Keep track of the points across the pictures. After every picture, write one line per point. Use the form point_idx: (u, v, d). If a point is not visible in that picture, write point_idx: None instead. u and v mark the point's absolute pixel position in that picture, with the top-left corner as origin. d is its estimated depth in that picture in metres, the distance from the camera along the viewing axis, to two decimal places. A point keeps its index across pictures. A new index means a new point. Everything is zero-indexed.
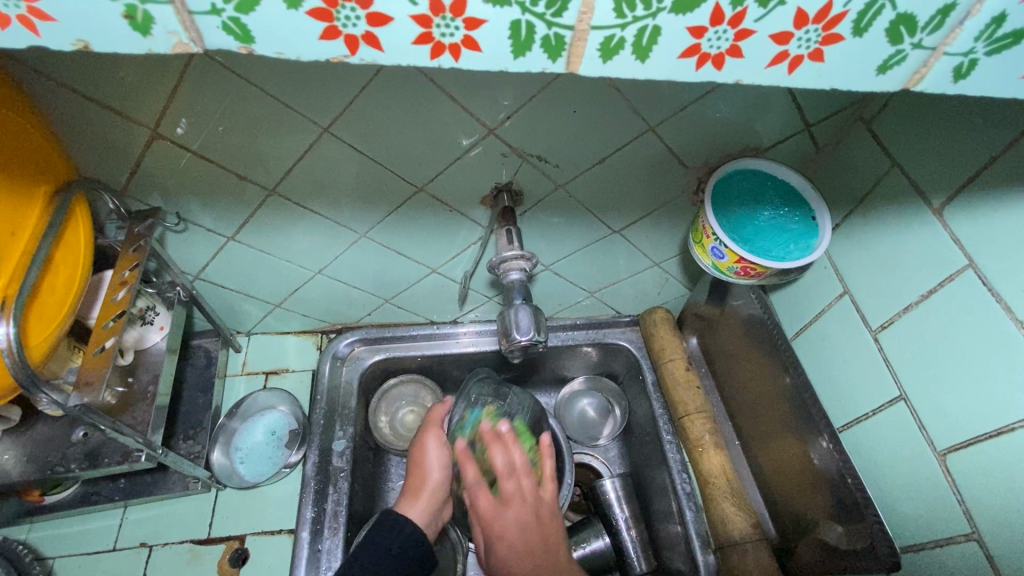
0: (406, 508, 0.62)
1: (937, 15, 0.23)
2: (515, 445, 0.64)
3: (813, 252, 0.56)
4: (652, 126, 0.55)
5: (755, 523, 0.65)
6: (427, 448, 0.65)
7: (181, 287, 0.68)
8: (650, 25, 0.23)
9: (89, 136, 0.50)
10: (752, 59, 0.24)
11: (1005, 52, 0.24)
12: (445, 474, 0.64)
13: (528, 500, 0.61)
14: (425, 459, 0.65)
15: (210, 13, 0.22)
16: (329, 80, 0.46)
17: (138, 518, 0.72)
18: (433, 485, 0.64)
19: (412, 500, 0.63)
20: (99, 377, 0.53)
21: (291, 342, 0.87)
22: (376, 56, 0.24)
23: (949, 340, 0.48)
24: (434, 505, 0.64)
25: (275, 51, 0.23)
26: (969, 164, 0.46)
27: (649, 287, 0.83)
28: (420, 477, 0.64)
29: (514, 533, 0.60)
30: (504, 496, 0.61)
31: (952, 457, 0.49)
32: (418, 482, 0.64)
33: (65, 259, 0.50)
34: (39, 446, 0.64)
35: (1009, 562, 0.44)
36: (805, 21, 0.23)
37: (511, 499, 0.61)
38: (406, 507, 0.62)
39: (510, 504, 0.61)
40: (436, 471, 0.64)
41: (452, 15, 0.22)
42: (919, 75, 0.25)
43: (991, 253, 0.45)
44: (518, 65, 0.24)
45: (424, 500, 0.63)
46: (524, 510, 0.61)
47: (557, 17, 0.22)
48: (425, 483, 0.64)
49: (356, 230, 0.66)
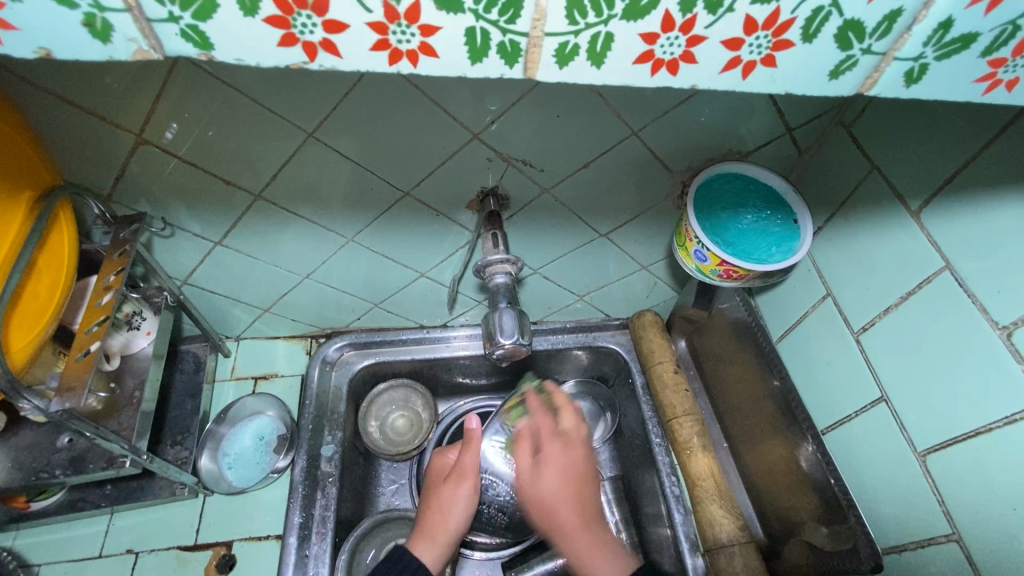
0: (421, 549, 0.61)
1: (884, 21, 0.23)
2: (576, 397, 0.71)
3: (794, 255, 0.57)
4: (635, 130, 0.55)
5: (743, 526, 0.65)
6: (459, 494, 0.65)
7: (168, 292, 0.68)
8: (603, 32, 0.23)
9: (73, 143, 0.50)
10: (706, 65, 0.25)
11: (955, 56, 0.24)
12: (462, 525, 0.64)
13: (579, 435, 0.67)
14: (452, 503, 0.64)
15: (169, 21, 0.22)
16: (312, 86, 0.46)
17: (125, 524, 0.71)
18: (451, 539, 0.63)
19: (430, 545, 0.61)
20: (81, 382, 0.53)
21: (281, 347, 0.87)
22: (335, 62, 0.24)
23: (927, 341, 0.49)
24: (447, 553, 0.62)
25: (235, 57, 0.24)
26: (945, 167, 0.46)
27: (638, 291, 0.83)
28: (440, 520, 0.63)
29: (562, 461, 0.64)
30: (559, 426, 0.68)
31: (933, 457, 0.49)
32: (434, 523, 0.63)
33: (48, 263, 0.50)
34: (24, 452, 0.63)
35: (987, 561, 0.45)
36: (754, 27, 0.23)
37: (569, 436, 0.67)
38: (420, 548, 0.61)
39: (568, 438, 0.66)
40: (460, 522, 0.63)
41: (408, 22, 0.23)
42: (872, 79, 0.26)
43: (968, 255, 0.45)
44: (477, 71, 0.25)
45: (442, 545, 0.62)
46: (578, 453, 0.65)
47: (511, 24, 0.23)
48: (443, 528, 0.63)
49: (343, 234, 0.67)
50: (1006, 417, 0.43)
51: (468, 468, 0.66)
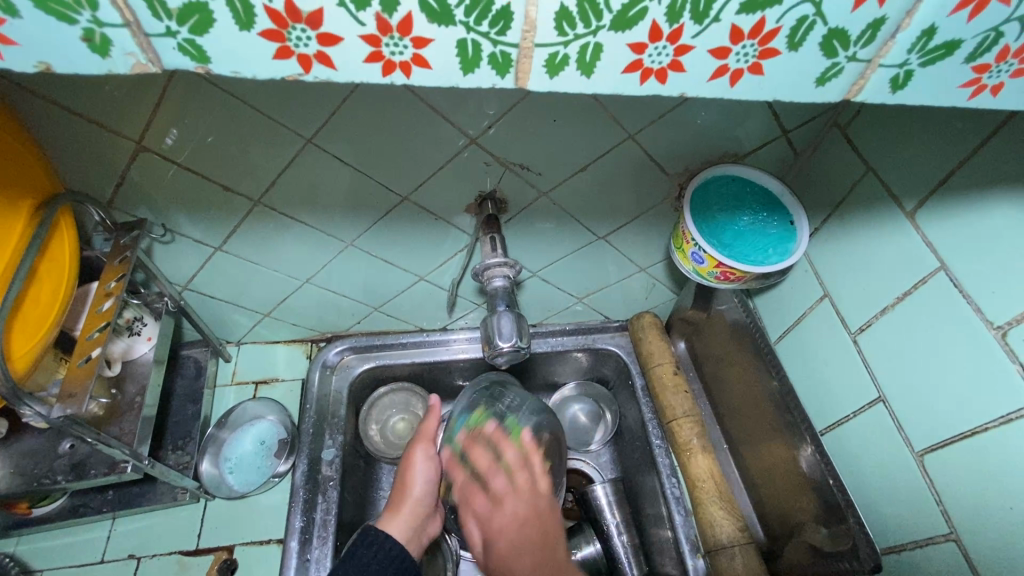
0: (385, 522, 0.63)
1: (868, 29, 0.23)
2: (507, 440, 0.67)
3: (791, 256, 0.57)
4: (632, 134, 0.55)
5: (743, 527, 0.65)
6: (414, 459, 0.67)
7: (168, 299, 0.68)
8: (592, 42, 0.24)
9: (73, 151, 0.51)
10: (694, 73, 0.25)
11: (940, 62, 0.25)
12: (426, 491, 0.66)
13: (523, 497, 0.61)
14: (409, 469, 0.67)
15: (167, 36, 0.22)
16: (308, 93, 0.47)
17: (126, 529, 0.71)
18: (412, 504, 0.64)
19: (391, 515, 0.64)
20: (82, 389, 0.53)
21: (281, 351, 0.88)
22: (329, 74, 0.24)
23: (924, 341, 0.49)
24: (413, 524, 0.64)
25: (231, 70, 0.24)
26: (938, 169, 0.46)
27: (637, 293, 0.84)
28: (401, 491, 0.66)
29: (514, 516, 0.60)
30: (495, 496, 0.63)
31: (930, 457, 0.49)
32: (397, 497, 0.65)
33: (49, 271, 0.51)
34: (25, 458, 0.64)
35: (984, 560, 0.45)
36: (741, 36, 0.24)
37: (503, 501, 0.61)
38: (385, 522, 0.63)
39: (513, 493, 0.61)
40: (419, 487, 0.65)
41: (399, 35, 0.23)
42: (858, 86, 0.26)
43: (963, 256, 0.45)
44: (469, 81, 0.25)
45: (403, 513, 0.64)
46: (519, 522, 0.59)
47: (501, 36, 0.23)
48: (405, 498, 0.65)
49: (343, 239, 0.67)
50: (1001, 417, 0.43)
51: (425, 434, 0.68)
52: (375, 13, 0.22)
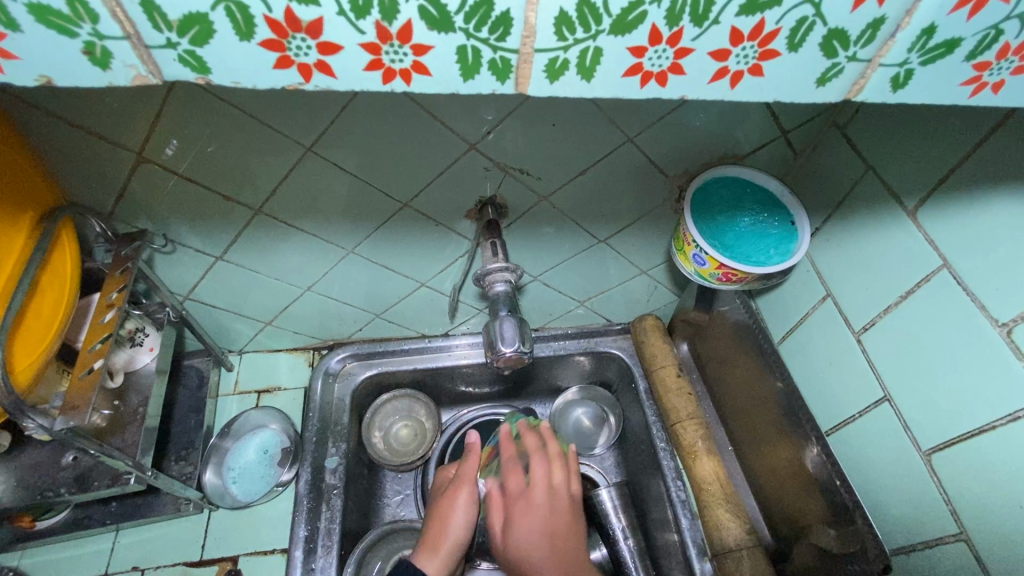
0: (425, 564, 0.60)
1: (868, 28, 0.24)
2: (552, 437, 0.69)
3: (793, 256, 0.57)
4: (630, 137, 0.55)
5: (750, 529, 0.65)
6: (457, 502, 0.64)
7: (170, 308, 0.68)
8: (591, 47, 0.24)
9: (74, 164, 0.51)
10: (693, 75, 0.25)
11: (940, 60, 0.25)
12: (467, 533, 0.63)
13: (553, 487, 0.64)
14: (451, 510, 0.64)
15: (167, 47, 0.22)
16: (309, 103, 0.47)
17: (130, 541, 0.71)
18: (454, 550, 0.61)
19: (434, 560, 0.60)
20: (84, 401, 0.53)
21: (283, 359, 0.88)
22: (331, 82, 0.24)
23: (928, 341, 0.49)
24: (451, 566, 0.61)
25: (232, 80, 0.24)
26: (939, 167, 0.46)
27: (639, 295, 0.83)
28: (440, 532, 0.62)
29: (539, 505, 0.62)
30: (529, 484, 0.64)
31: (938, 456, 0.49)
32: (436, 536, 0.62)
33: (52, 282, 0.51)
34: (28, 471, 0.64)
35: (996, 558, 0.45)
36: (740, 38, 0.24)
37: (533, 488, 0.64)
38: (424, 562, 0.60)
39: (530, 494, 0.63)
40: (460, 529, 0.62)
41: (400, 42, 0.23)
42: (859, 86, 0.26)
43: (966, 253, 0.45)
44: (469, 87, 0.25)
45: (444, 556, 0.61)
46: (549, 517, 0.62)
47: (501, 41, 0.23)
48: (446, 539, 0.62)
49: (344, 246, 0.67)
50: (1008, 414, 0.43)
51: (467, 475, 0.67)
52: (375, 21, 0.22)
